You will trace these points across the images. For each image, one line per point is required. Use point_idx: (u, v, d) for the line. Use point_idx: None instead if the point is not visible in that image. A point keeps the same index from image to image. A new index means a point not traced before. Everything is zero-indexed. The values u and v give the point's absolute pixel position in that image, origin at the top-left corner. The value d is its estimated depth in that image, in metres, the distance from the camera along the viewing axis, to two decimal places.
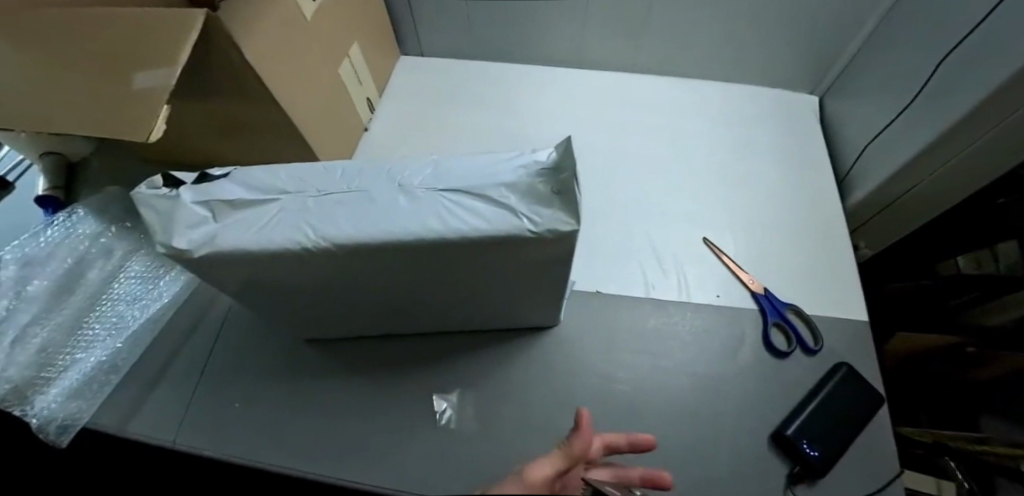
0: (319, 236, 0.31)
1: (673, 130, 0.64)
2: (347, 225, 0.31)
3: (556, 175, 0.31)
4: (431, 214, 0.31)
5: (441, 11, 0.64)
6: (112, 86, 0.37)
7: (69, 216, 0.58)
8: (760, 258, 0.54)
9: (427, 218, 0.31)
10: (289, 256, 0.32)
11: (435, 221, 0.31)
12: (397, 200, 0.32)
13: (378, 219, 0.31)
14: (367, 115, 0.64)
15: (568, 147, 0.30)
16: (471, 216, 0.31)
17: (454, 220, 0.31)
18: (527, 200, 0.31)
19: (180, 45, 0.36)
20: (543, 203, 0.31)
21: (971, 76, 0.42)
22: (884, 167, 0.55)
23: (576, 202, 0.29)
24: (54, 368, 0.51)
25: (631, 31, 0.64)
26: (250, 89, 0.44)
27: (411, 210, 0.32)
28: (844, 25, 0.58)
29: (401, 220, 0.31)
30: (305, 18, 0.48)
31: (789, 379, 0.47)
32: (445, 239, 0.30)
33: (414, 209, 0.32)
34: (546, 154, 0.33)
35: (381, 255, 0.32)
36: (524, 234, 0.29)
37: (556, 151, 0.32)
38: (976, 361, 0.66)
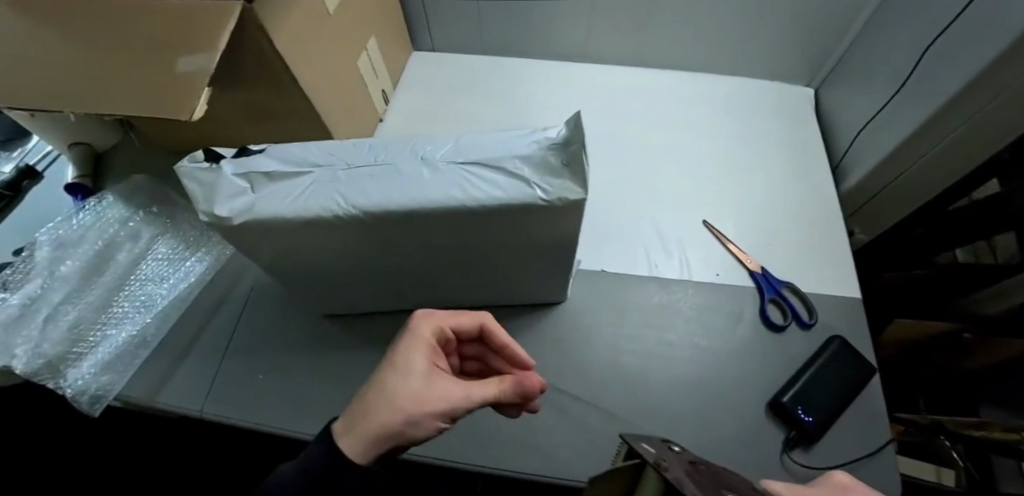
0: (350, 204, 0.34)
1: (675, 120, 0.67)
2: (375, 195, 0.34)
3: (566, 148, 0.34)
4: (454, 184, 0.34)
5: (453, 7, 0.67)
6: (153, 71, 0.40)
7: (99, 202, 0.61)
8: (757, 239, 0.57)
9: (449, 188, 0.34)
10: (321, 223, 0.35)
11: (456, 191, 0.34)
12: (420, 172, 0.35)
13: (404, 189, 0.34)
14: (382, 106, 0.68)
15: (578, 121, 0.33)
16: (489, 186, 0.34)
17: (475, 189, 0.34)
18: (540, 172, 0.34)
19: (218, 32, 0.39)
20: (555, 174, 0.33)
21: (955, 61, 0.44)
22: (875, 153, 0.58)
23: (585, 173, 0.32)
24: (86, 343, 0.54)
25: (634, 25, 0.67)
26: (277, 75, 0.47)
27: (434, 181, 0.34)
28: (837, 18, 0.61)
29: (425, 190, 0.34)
30: (328, 12, 0.51)
31: (785, 351, 0.50)
32: (466, 207, 0.33)
33: (437, 181, 0.35)
34: (557, 131, 0.36)
35: (406, 223, 0.35)
36: (536, 202, 0.33)
37: (566, 127, 0.35)
38: (972, 347, 0.68)
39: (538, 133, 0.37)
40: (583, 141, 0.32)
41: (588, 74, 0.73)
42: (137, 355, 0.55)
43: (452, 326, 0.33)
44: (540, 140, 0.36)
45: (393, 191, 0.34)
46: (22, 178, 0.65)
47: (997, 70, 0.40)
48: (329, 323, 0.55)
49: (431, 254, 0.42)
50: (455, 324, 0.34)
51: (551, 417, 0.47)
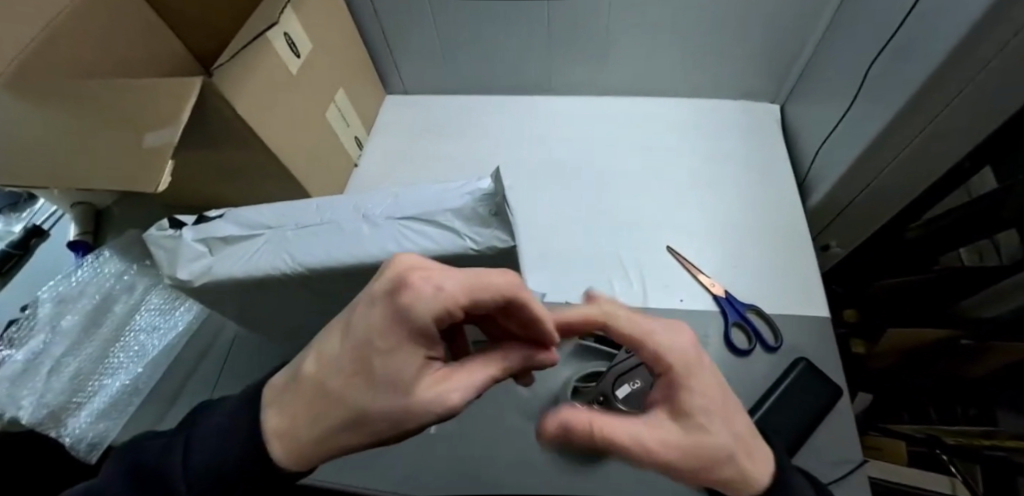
0: (296, 263, 0.36)
1: (638, 146, 0.69)
2: (318, 253, 0.36)
3: (492, 197, 0.35)
4: (392, 238, 0.36)
5: (420, 53, 0.71)
6: (126, 146, 0.44)
7: (97, 257, 0.66)
8: (721, 263, 0.57)
9: (386, 243, 0.36)
10: (273, 280, 0.37)
11: (393, 245, 0.36)
12: (361, 230, 0.37)
13: (345, 247, 0.36)
14: (356, 152, 0.71)
15: (499, 174, 0.34)
16: (420, 239, 0.36)
17: (410, 242, 0.36)
18: (469, 224, 0.36)
19: (183, 108, 0.43)
20: (481, 224, 0.35)
21: (904, 70, 0.45)
22: (838, 167, 0.58)
23: (509, 222, 0.33)
24: (84, 393, 0.58)
25: (593, 57, 0.69)
26: (246, 137, 0.51)
27: (373, 236, 0.37)
28: (792, 36, 0.62)
29: (365, 246, 0.36)
30: (291, 73, 0.55)
31: (751, 374, 0.50)
32: None
33: (375, 236, 0.37)
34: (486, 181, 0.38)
35: (351, 279, 0.38)
36: (468, 252, 0.35)
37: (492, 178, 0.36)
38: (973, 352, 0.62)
39: (468, 185, 0.39)
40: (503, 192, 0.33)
41: (553, 107, 0.75)
42: (130, 402, 0.61)
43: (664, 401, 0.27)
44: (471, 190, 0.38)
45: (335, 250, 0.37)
46: (30, 237, 0.71)
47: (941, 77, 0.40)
48: None
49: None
50: (470, 301, 0.20)
51: (516, 452, 0.48)
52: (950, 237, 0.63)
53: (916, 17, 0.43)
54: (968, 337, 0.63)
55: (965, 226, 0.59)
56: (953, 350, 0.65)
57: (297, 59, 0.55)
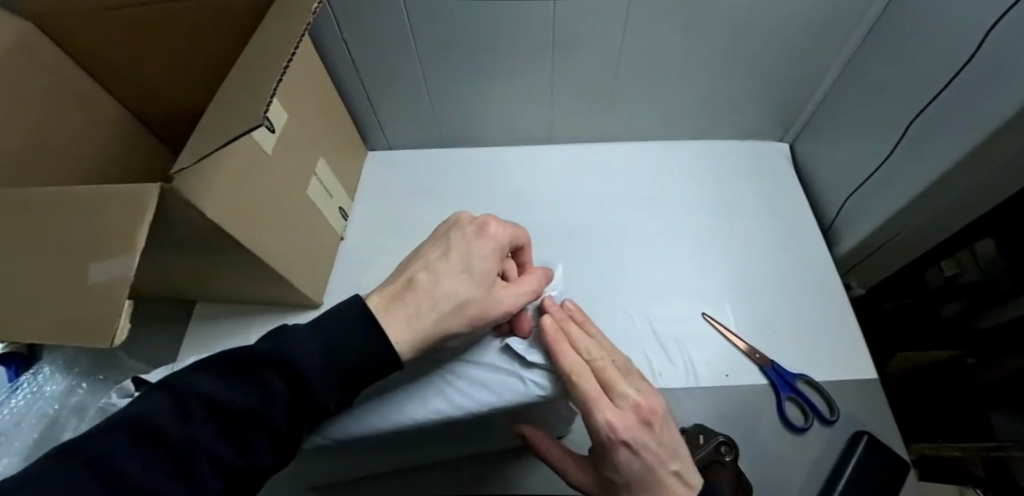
0: (349, 429, 0.34)
1: (655, 200, 0.65)
2: (364, 401, 0.35)
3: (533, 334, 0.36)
4: (445, 395, 0.35)
5: (409, 110, 0.64)
6: (59, 284, 0.34)
7: (34, 377, 0.55)
8: (762, 328, 0.54)
9: (427, 389, 0.35)
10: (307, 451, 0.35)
11: (443, 402, 0.34)
12: (408, 383, 0.35)
13: (398, 406, 0.35)
14: (342, 225, 0.63)
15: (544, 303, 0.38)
16: (478, 388, 0.35)
17: (466, 398, 0.34)
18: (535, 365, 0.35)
19: (135, 229, 0.34)
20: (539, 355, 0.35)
21: (955, 127, 0.43)
22: (870, 216, 0.56)
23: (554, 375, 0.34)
24: None
25: (600, 105, 0.64)
26: (224, 243, 0.42)
27: (426, 383, 0.35)
28: (809, 75, 0.60)
29: (419, 407, 0.34)
30: (266, 153, 0.46)
31: (812, 454, 0.47)
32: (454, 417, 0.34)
33: (426, 387, 0.35)
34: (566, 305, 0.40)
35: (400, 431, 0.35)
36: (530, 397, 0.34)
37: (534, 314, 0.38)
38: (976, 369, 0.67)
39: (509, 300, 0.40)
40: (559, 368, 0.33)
41: (558, 158, 0.69)
42: None
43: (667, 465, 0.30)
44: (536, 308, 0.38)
45: (387, 400, 0.35)
46: None
47: (999, 140, 0.38)
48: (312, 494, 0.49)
49: (417, 441, 0.40)
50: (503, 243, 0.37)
51: None
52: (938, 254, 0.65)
53: (970, 73, 0.41)
54: (972, 355, 0.68)
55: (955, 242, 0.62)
56: (957, 367, 0.70)
57: (273, 136, 0.46)
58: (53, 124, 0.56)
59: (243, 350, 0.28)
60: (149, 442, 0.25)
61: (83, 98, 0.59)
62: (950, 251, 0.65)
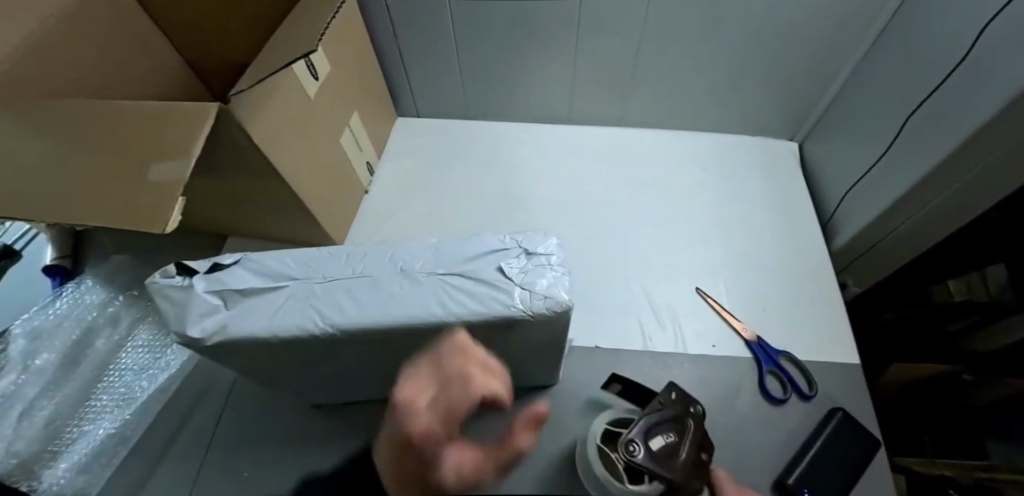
0: (336, 325, 0.32)
1: (664, 183, 0.68)
2: (359, 302, 0.33)
3: (534, 261, 0.35)
4: (436, 298, 0.33)
5: (438, 79, 0.68)
6: (121, 180, 0.38)
7: (78, 286, 0.61)
8: (754, 307, 0.56)
9: (424, 293, 0.34)
10: (319, 355, 0.37)
11: (438, 307, 0.33)
12: (400, 286, 0.34)
13: (381, 304, 0.33)
14: (367, 179, 0.68)
15: (531, 250, 0.36)
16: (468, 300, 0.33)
17: (455, 303, 0.33)
18: (537, 290, 0.33)
19: (193, 138, 0.38)
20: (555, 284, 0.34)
21: (944, 126, 0.46)
22: (865, 213, 0.58)
23: (554, 292, 0.33)
24: (60, 442, 0.51)
25: (619, 89, 0.68)
26: (263, 170, 0.47)
27: (408, 290, 0.34)
28: (820, 77, 0.63)
29: (410, 305, 0.33)
30: (309, 96, 0.51)
31: (787, 425, 0.49)
32: (449, 324, 0.32)
33: (424, 295, 0.33)
34: (556, 241, 0.37)
35: (372, 334, 0.33)
36: (525, 315, 0.32)
37: (539, 251, 0.36)
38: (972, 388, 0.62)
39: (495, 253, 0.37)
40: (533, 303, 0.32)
41: (574, 138, 0.73)
42: (115, 454, 0.52)
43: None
44: (542, 245, 0.36)
45: (386, 301, 0.33)
46: None
47: (984, 135, 0.41)
48: (314, 414, 0.53)
49: None
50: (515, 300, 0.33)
51: None
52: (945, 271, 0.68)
53: (959, 73, 0.44)
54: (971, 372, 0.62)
55: (958, 253, 0.64)
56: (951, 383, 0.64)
57: (315, 82, 0.51)
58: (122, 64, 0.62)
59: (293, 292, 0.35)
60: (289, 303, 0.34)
61: (151, 44, 0.66)
62: (960, 272, 0.66)
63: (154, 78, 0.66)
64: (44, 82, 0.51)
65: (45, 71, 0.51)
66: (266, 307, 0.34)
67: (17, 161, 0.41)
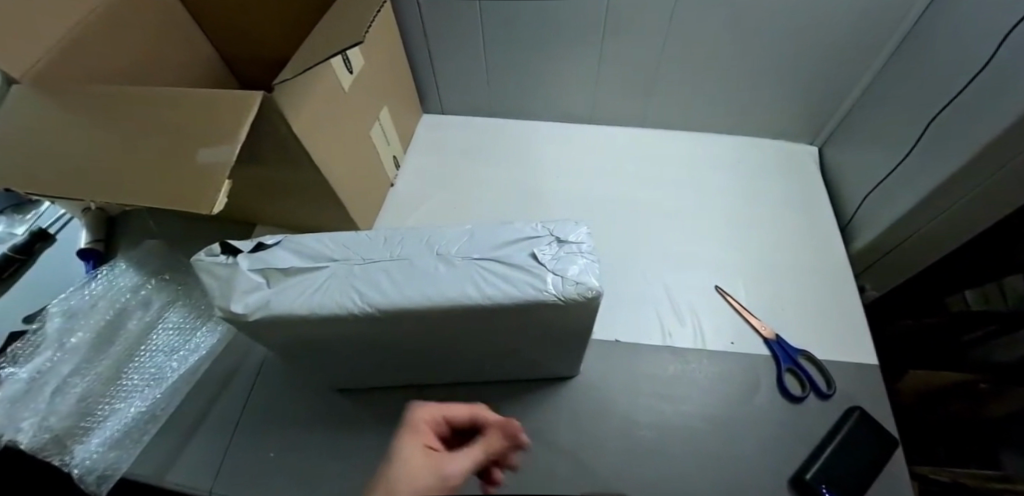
0: (374, 305, 0.33)
1: (684, 182, 0.69)
2: (397, 284, 0.34)
3: (566, 248, 0.36)
4: (471, 280, 0.34)
5: (463, 76, 0.70)
6: (171, 162, 0.40)
7: (111, 268, 0.62)
8: (773, 306, 0.57)
9: (459, 277, 0.35)
10: (354, 336, 0.38)
11: (474, 289, 0.34)
12: (437, 268, 0.35)
13: (418, 284, 0.34)
14: (393, 172, 0.69)
15: (562, 238, 0.37)
16: (501, 283, 0.34)
17: (490, 286, 0.34)
18: (570, 276, 0.34)
19: (240, 123, 0.40)
20: (588, 271, 0.34)
21: (963, 132, 0.46)
22: (883, 217, 0.59)
23: (586, 279, 0.34)
24: (93, 418, 0.53)
25: (641, 90, 0.69)
26: (299, 159, 0.49)
27: (444, 274, 0.35)
28: (841, 81, 0.63)
29: (446, 287, 0.34)
30: (343, 89, 0.53)
31: (806, 423, 0.49)
32: (484, 306, 0.33)
33: (460, 278, 0.34)
34: (586, 231, 0.38)
35: (407, 313, 0.34)
36: (558, 300, 0.33)
37: (571, 239, 0.37)
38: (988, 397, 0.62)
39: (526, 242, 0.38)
40: (566, 288, 0.33)
41: (596, 137, 0.75)
42: (146, 431, 0.54)
43: (441, 414, 0.34)
44: (573, 235, 0.37)
45: (423, 283, 0.34)
46: (35, 241, 0.67)
47: (1001, 144, 0.41)
48: (340, 398, 0.54)
49: (446, 352, 0.45)
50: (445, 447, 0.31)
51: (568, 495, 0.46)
52: (961, 282, 0.67)
53: (979, 81, 0.45)
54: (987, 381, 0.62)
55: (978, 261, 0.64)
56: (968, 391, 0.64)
57: (350, 76, 0.53)
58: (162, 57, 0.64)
59: (333, 271, 0.36)
60: (329, 281, 0.35)
61: (187, 36, 0.68)
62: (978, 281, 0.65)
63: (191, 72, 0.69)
64: (90, 72, 0.53)
65: (92, 61, 0.53)
66: (306, 285, 0.35)
67: (69, 143, 0.43)
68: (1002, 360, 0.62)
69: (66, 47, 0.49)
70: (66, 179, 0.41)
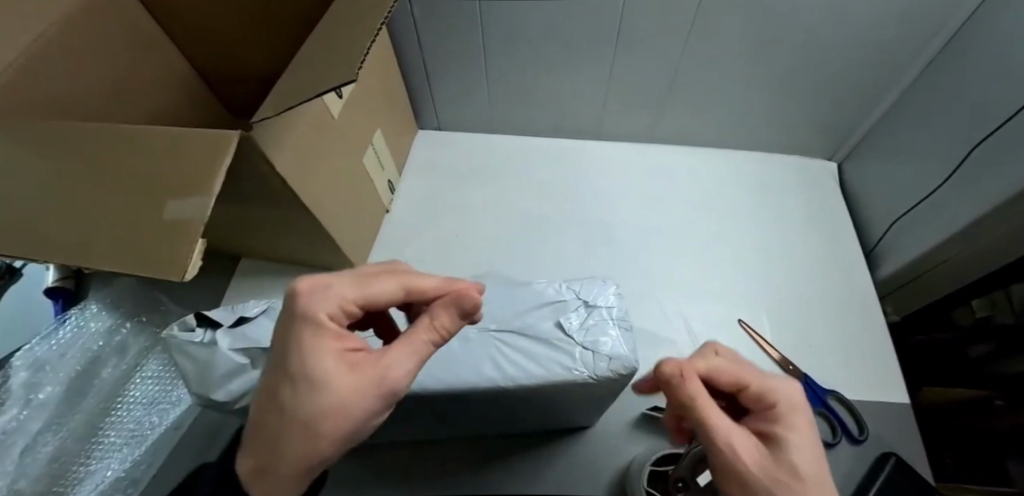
0: None
1: (700, 204, 0.65)
2: None
3: (593, 314, 0.32)
4: (489, 357, 0.30)
5: (462, 91, 0.64)
6: (134, 216, 0.35)
7: (81, 312, 0.57)
8: (798, 341, 0.54)
9: (473, 352, 0.30)
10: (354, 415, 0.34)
11: (492, 368, 0.29)
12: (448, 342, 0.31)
13: (428, 363, 0.30)
14: (388, 198, 0.64)
15: (588, 303, 0.33)
16: (522, 360, 0.30)
17: (510, 364, 0.29)
18: (598, 350, 0.30)
19: (213, 172, 0.34)
20: (622, 345, 0.31)
21: (1009, 162, 0.43)
22: (913, 243, 0.56)
23: (620, 354, 0.30)
24: (66, 482, 0.47)
25: (653, 106, 0.64)
26: (287, 200, 0.44)
27: (454, 350, 0.31)
28: (868, 96, 0.59)
29: (460, 366, 0.30)
30: (332, 117, 0.47)
31: (839, 472, 0.46)
32: (504, 388, 0.29)
33: (475, 353, 0.30)
34: (615, 293, 0.34)
35: (416, 396, 0.30)
36: (588, 381, 0.29)
37: (600, 303, 0.33)
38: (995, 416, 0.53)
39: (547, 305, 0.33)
40: (597, 365, 0.29)
41: (605, 154, 0.70)
42: None
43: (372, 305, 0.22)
44: (603, 297, 0.33)
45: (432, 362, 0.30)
46: None
47: None
48: None
49: (456, 416, 0.41)
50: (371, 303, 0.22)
51: None
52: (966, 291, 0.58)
53: None
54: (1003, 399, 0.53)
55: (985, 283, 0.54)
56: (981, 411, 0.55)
57: (340, 101, 0.48)
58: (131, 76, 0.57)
59: None
60: None
61: (161, 53, 0.61)
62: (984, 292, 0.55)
63: (167, 89, 0.63)
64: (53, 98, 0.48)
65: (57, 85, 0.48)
66: None
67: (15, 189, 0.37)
68: (1008, 372, 0.53)
69: (21, 72, 0.43)
70: (20, 233, 0.36)
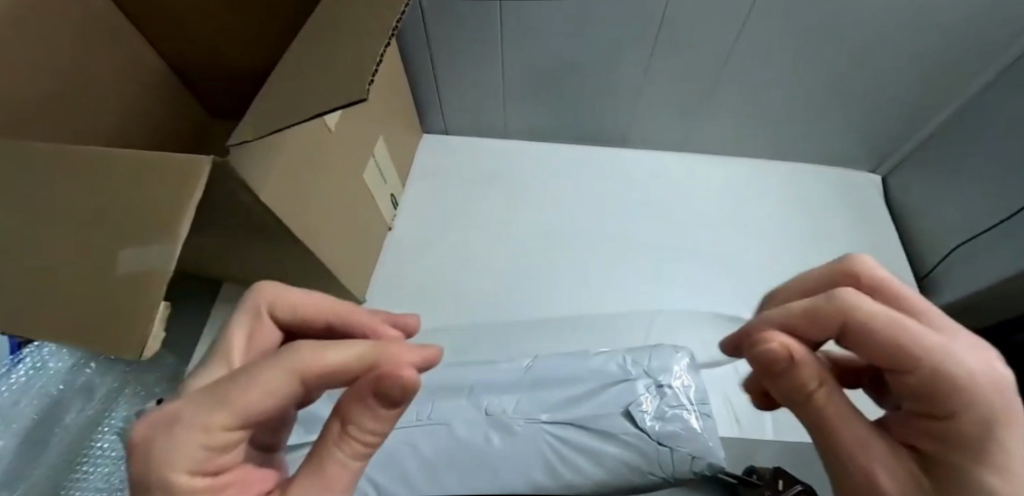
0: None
1: (736, 222, 0.59)
2: (435, 466, 0.26)
3: (662, 395, 0.27)
4: (538, 457, 0.25)
5: (475, 92, 0.57)
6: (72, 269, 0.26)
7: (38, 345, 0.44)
8: None
9: (517, 450, 0.26)
10: None
11: (542, 474, 0.25)
12: (488, 437, 0.27)
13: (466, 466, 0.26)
14: (389, 213, 0.57)
15: (655, 380, 0.28)
16: (579, 460, 0.25)
17: (563, 467, 0.25)
18: (675, 443, 0.25)
19: (179, 213, 0.26)
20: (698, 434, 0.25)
21: None
22: (977, 270, 0.51)
23: (701, 448, 0.24)
24: None
25: (690, 111, 0.57)
26: (272, 231, 0.37)
27: (493, 447, 0.26)
28: (929, 101, 0.54)
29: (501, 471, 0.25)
30: (327, 128, 0.40)
31: None
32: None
33: (520, 453, 0.26)
34: (686, 365, 0.29)
35: None
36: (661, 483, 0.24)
37: (668, 380, 0.28)
38: None
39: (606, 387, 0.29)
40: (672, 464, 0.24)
41: (630, 164, 0.63)
42: None
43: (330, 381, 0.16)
44: (669, 371, 0.29)
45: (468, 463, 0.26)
46: None
47: None
48: None
49: None
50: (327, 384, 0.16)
51: None
52: None
53: None
54: None
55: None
56: None
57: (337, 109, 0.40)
58: (96, 71, 0.48)
59: None
60: None
61: (132, 45, 0.51)
62: None
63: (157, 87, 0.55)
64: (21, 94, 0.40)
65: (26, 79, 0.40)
66: None
67: None
68: None
69: None
70: None
